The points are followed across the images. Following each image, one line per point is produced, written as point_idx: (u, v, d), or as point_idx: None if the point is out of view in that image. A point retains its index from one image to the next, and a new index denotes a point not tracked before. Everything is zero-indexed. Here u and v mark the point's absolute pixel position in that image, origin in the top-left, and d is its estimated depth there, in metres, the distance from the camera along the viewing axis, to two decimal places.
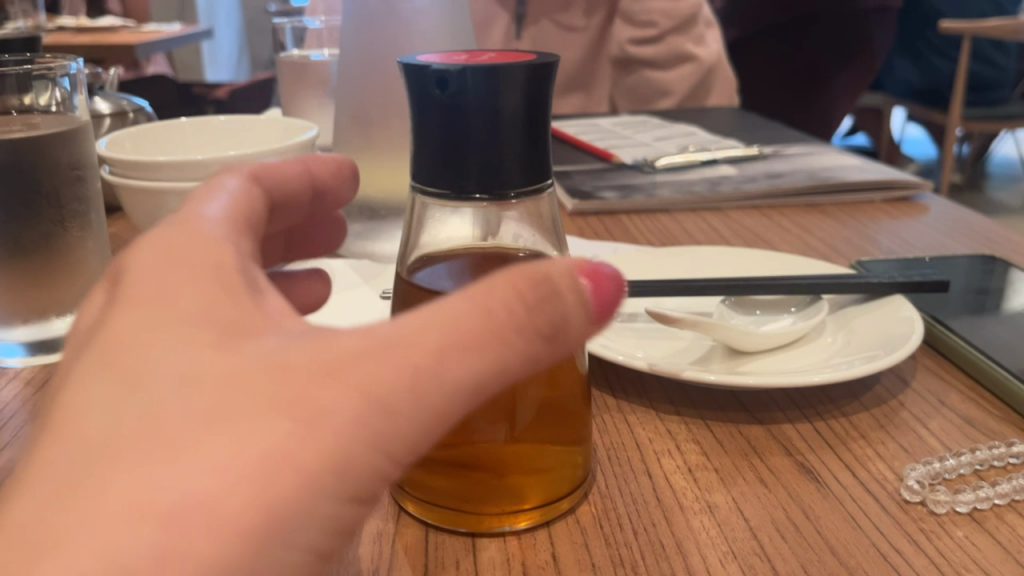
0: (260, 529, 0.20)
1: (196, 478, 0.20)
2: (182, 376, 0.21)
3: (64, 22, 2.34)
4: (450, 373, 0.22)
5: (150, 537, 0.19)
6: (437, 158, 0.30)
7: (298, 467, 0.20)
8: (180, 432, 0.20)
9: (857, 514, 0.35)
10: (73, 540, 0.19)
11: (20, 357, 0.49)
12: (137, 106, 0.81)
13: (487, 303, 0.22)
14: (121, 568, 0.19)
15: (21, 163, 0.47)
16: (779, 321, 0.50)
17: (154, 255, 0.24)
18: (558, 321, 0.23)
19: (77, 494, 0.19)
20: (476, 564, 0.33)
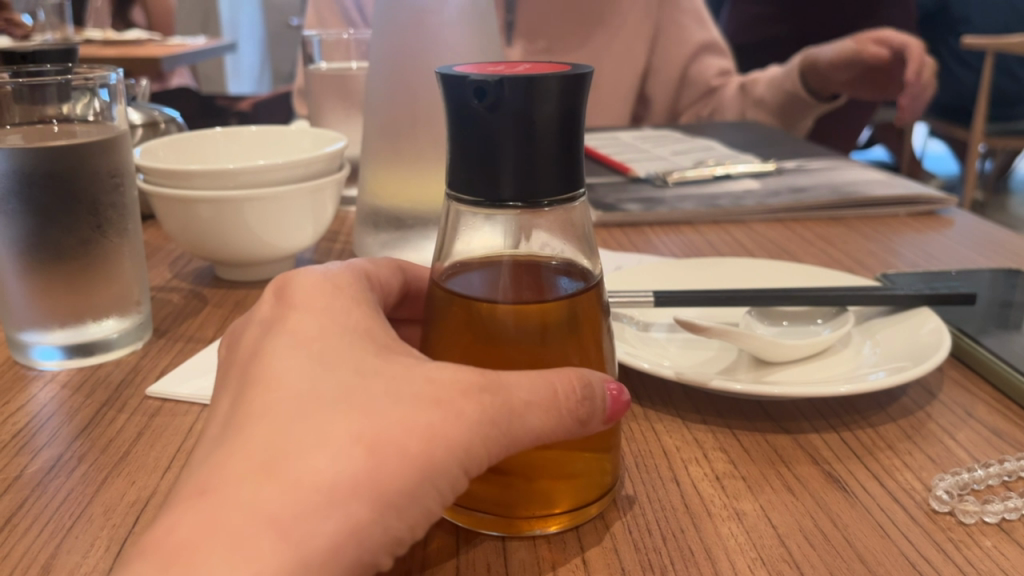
0: (412, 484, 0.26)
1: (378, 432, 0.26)
2: (353, 371, 0.28)
3: (91, 35, 2.37)
4: (531, 421, 0.28)
5: (344, 465, 0.25)
6: (472, 166, 0.31)
7: (440, 444, 0.27)
8: (359, 403, 0.27)
9: (886, 523, 0.35)
10: (292, 459, 0.25)
11: (58, 361, 0.50)
12: (169, 117, 0.83)
13: (556, 382, 0.29)
14: (327, 488, 0.25)
15: (63, 172, 0.48)
16: (805, 332, 0.50)
17: (316, 302, 0.32)
18: (589, 412, 0.30)
19: (292, 437, 0.26)
20: (507, 567, 0.33)
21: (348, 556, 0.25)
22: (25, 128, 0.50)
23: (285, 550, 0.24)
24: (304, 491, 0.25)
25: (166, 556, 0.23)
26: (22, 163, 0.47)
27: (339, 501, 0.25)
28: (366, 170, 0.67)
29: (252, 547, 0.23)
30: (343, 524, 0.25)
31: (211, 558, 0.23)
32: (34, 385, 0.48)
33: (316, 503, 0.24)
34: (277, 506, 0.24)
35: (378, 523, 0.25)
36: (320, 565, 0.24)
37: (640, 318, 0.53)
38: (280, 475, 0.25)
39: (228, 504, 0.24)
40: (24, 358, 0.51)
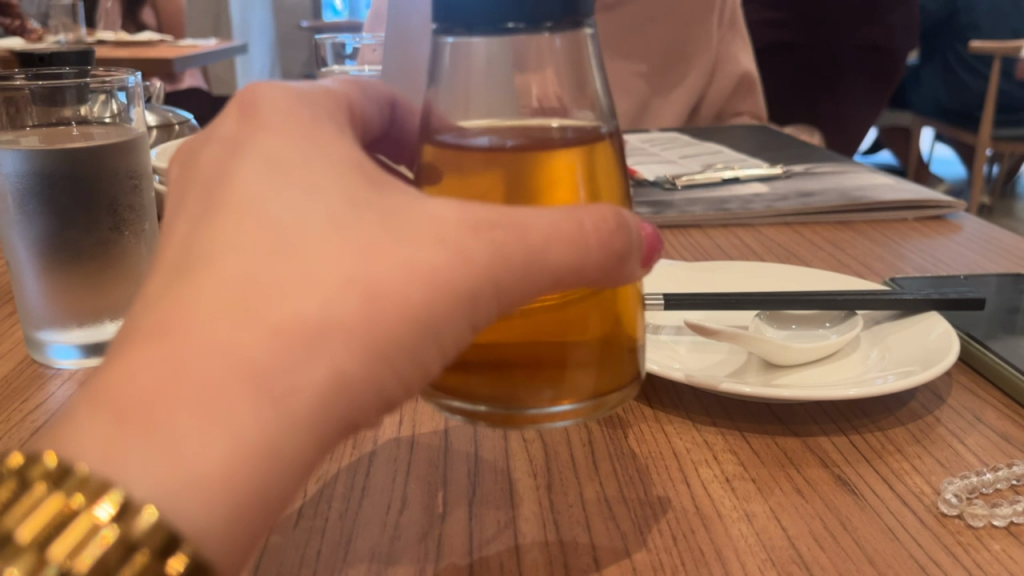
0: (404, 328, 0.26)
1: (370, 272, 0.25)
2: (340, 195, 0.27)
3: (102, 36, 2.38)
4: (551, 255, 0.28)
5: (331, 309, 0.25)
6: (468, 1, 0.29)
7: (437, 291, 0.26)
8: (349, 236, 0.26)
9: (896, 527, 0.36)
10: (272, 298, 0.24)
11: (75, 360, 0.51)
12: (183, 118, 0.83)
13: (580, 217, 0.28)
14: (313, 335, 0.24)
15: (81, 173, 0.49)
16: (814, 336, 0.50)
17: (287, 118, 0.30)
18: (620, 251, 0.29)
19: (270, 271, 0.25)
20: (520, 566, 0.34)
21: (330, 411, 0.25)
22: (43, 128, 0.51)
23: (263, 405, 0.24)
24: (286, 337, 0.24)
25: (132, 407, 0.23)
26: (42, 163, 0.48)
27: (324, 346, 0.25)
28: None
29: (230, 405, 0.23)
30: (325, 378, 0.25)
31: (182, 409, 0.23)
32: (52, 383, 0.49)
33: (298, 351, 0.24)
34: (261, 358, 0.24)
35: (366, 366, 0.26)
36: (298, 419, 0.24)
37: (650, 321, 0.53)
38: (259, 315, 0.24)
39: (200, 343, 0.23)
40: (41, 355, 0.51)
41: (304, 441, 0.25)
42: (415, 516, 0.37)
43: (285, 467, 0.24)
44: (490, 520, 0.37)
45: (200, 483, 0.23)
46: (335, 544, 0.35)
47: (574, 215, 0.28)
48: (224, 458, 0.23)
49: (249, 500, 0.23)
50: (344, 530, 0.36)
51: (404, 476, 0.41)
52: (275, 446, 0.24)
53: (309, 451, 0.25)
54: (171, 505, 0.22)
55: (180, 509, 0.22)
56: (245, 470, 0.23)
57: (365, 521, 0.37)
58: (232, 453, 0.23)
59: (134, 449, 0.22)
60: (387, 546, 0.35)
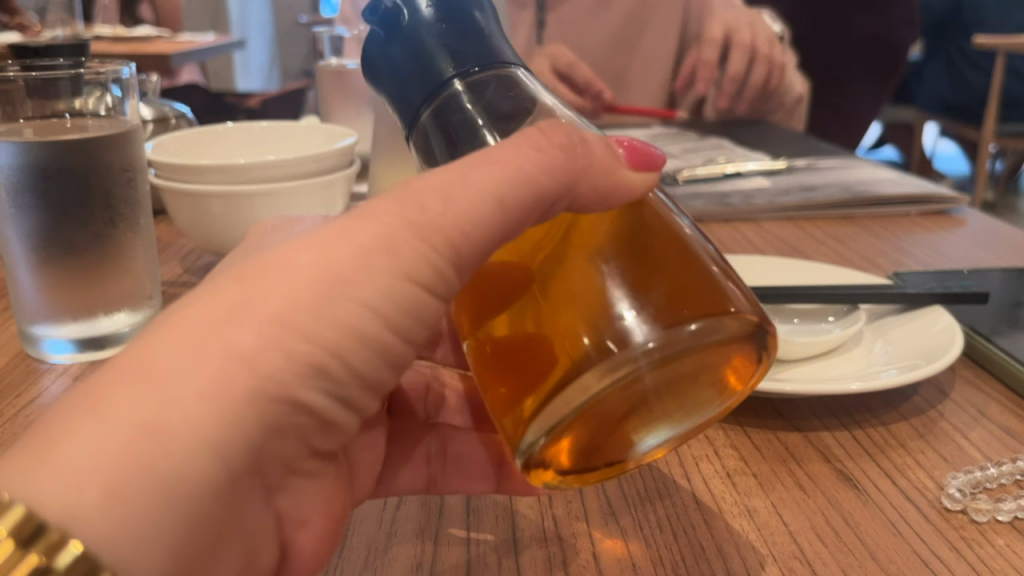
0: (308, 299, 0.27)
1: (261, 271, 0.27)
2: (265, 247, 0.30)
3: (101, 31, 2.37)
4: (481, 176, 0.28)
5: (224, 298, 0.26)
6: (409, 76, 0.32)
7: (339, 252, 0.27)
8: (254, 257, 0.28)
9: (899, 521, 0.35)
10: (172, 316, 0.26)
11: (69, 354, 0.51)
12: (180, 113, 0.83)
13: (516, 139, 0.29)
14: (206, 327, 0.26)
15: (76, 166, 0.48)
16: (817, 329, 0.50)
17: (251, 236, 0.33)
18: (567, 142, 0.29)
19: (178, 304, 0.27)
20: (518, 561, 0.33)
21: (232, 387, 0.25)
22: (37, 121, 0.51)
23: (151, 391, 0.25)
24: (180, 331, 0.26)
25: (43, 428, 0.24)
26: (36, 157, 0.47)
27: (218, 331, 0.26)
28: (376, 166, 0.67)
29: (122, 398, 0.24)
30: (219, 353, 0.25)
31: (76, 417, 0.24)
32: (46, 377, 0.49)
33: (189, 338, 0.25)
34: (156, 357, 0.25)
35: (269, 342, 0.26)
36: (192, 398, 0.25)
37: None
38: (156, 330, 0.26)
39: (106, 366, 0.26)
40: (35, 350, 0.51)
41: (204, 423, 0.25)
42: (411, 512, 0.37)
43: (183, 453, 0.25)
44: (487, 516, 0.36)
45: (84, 473, 0.23)
46: None
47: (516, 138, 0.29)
48: (106, 444, 0.24)
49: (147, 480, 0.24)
50: None
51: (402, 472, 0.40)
52: (166, 427, 0.24)
53: (216, 435, 0.25)
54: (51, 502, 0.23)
55: (64, 500, 0.23)
56: (140, 454, 0.24)
57: (361, 516, 0.36)
58: (117, 440, 0.24)
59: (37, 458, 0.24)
60: (383, 541, 0.35)
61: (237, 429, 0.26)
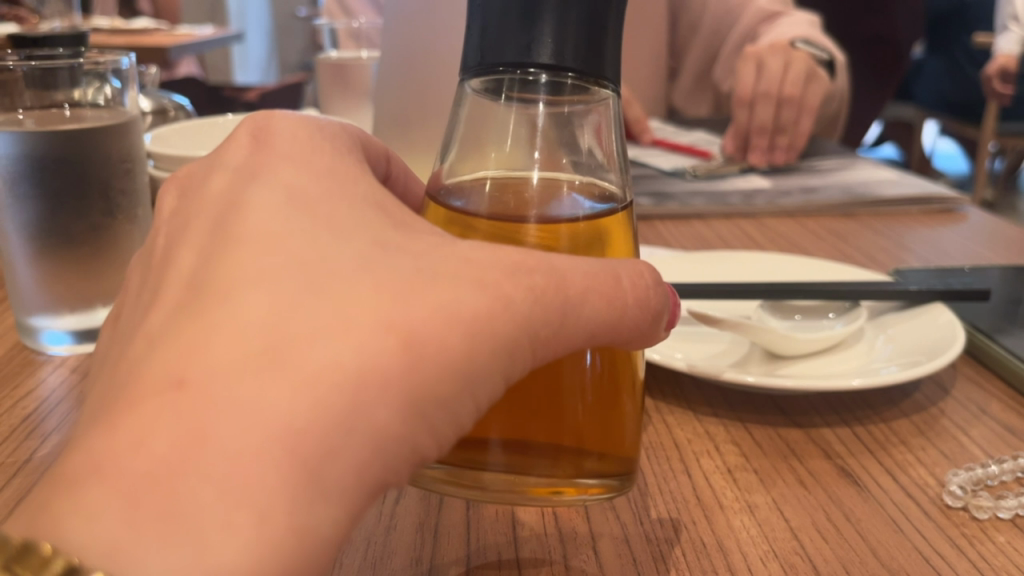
0: (447, 381, 0.23)
1: (410, 320, 0.22)
2: (366, 237, 0.24)
3: (98, 23, 2.35)
4: (586, 314, 0.25)
5: (374, 357, 0.21)
6: (496, 37, 0.28)
7: (481, 340, 0.23)
8: (387, 282, 0.23)
9: (901, 519, 0.35)
10: (303, 349, 0.21)
11: (68, 346, 0.50)
12: (178, 104, 0.83)
13: (619, 272, 0.26)
14: (351, 390, 0.21)
15: (75, 157, 0.48)
16: (818, 326, 0.49)
17: (307, 156, 0.28)
18: (659, 309, 0.27)
19: (302, 320, 0.22)
20: (518, 555, 0.33)
21: (371, 479, 0.21)
22: (37, 111, 0.50)
23: (294, 477, 0.20)
24: (325, 394, 0.21)
25: (139, 486, 0.19)
26: (32, 147, 0.47)
27: (366, 409, 0.21)
28: None
29: (254, 476, 0.19)
30: (367, 436, 0.21)
31: (194, 489, 0.19)
32: (44, 369, 0.49)
33: (339, 410, 0.21)
34: (300, 429, 0.20)
35: (406, 432, 0.22)
36: (334, 491, 0.21)
37: None
38: (289, 371, 0.21)
39: (222, 411, 0.20)
40: (34, 342, 0.51)
41: (344, 521, 0.21)
42: (410, 506, 0.37)
43: (321, 557, 0.20)
44: (487, 512, 0.36)
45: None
46: None
47: (621, 278, 0.26)
48: (242, 544, 0.19)
49: None
50: None
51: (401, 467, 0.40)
52: (307, 527, 0.20)
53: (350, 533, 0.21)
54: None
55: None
56: (279, 557, 0.19)
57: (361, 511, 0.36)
58: (260, 540, 0.19)
59: (150, 542, 0.18)
60: (382, 535, 0.35)
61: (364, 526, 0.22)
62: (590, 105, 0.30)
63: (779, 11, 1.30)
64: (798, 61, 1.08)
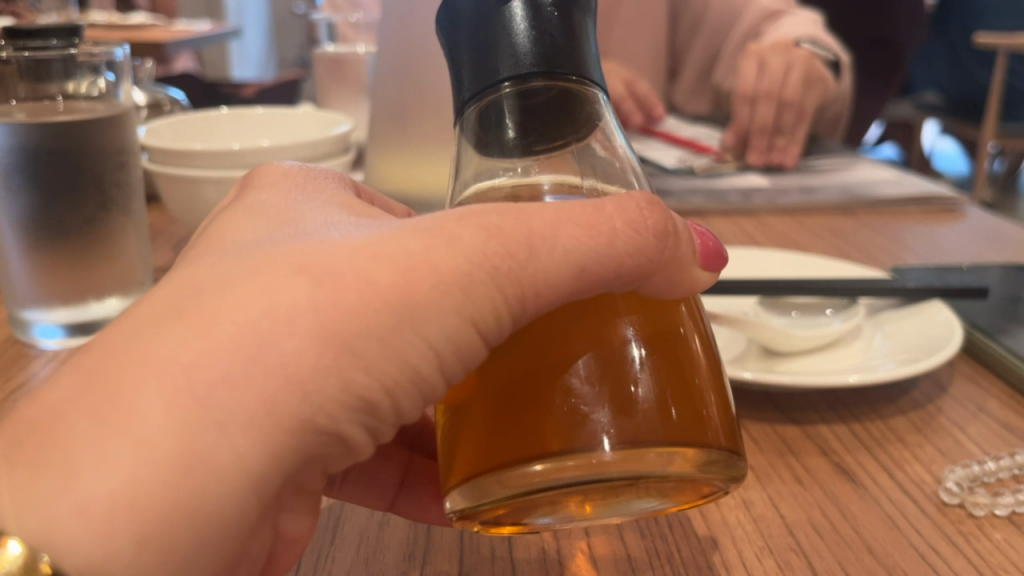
0: (380, 316, 0.23)
1: (322, 259, 0.23)
2: (316, 220, 0.26)
3: (95, 18, 2.34)
4: (562, 239, 0.24)
5: (282, 297, 0.22)
6: (487, 53, 0.27)
7: (419, 277, 0.23)
8: (311, 241, 0.24)
9: (896, 515, 0.35)
10: (210, 295, 0.23)
11: (59, 340, 0.50)
12: (175, 99, 0.82)
13: (600, 203, 0.25)
14: (253, 326, 0.22)
15: (68, 149, 0.48)
16: (815, 322, 0.49)
17: (279, 178, 0.30)
18: (660, 227, 0.25)
19: (215, 272, 0.24)
20: (512, 551, 0.33)
21: (280, 411, 0.22)
22: (30, 103, 0.50)
23: (179, 408, 0.21)
24: (222, 332, 0.22)
25: (41, 430, 0.22)
26: (26, 138, 0.46)
27: (270, 341, 0.22)
28: (374, 155, 0.66)
29: (136, 407, 0.21)
30: (272, 367, 0.22)
31: (81, 424, 0.21)
32: (36, 363, 0.48)
33: (234, 345, 0.22)
34: (194, 363, 0.22)
35: (329, 368, 0.23)
36: (234, 420, 0.21)
37: None
38: (190, 315, 0.22)
39: (120, 355, 0.22)
40: (27, 336, 0.51)
41: (245, 452, 0.22)
42: None
43: (219, 484, 0.22)
44: None
45: (89, 506, 0.21)
46: (322, 527, 0.34)
47: (604, 206, 0.25)
48: (125, 468, 0.21)
49: (163, 514, 0.21)
50: (332, 514, 0.35)
51: None
52: (202, 453, 0.21)
53: (253, 464, 0.22)
54: (46, 536, 0.21)
55: (65, 540, 0.21)
56: (166, 476, 0.21)
57: (354, 506, 0.36)
58: (139, 466, 0.21)
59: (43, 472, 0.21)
60: (375, 530, 0.34)
61: (280, 455, 0.22)
62: (587, 126, 0.30)
63: (777, 10, 1.30)
64: (797, 60, 1.07)
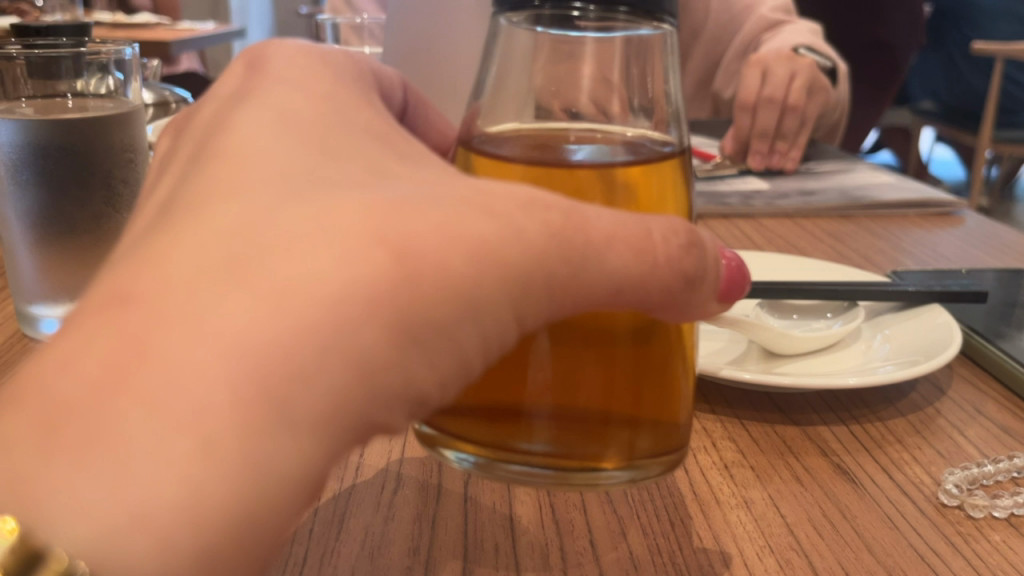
0: (448, 309, 0.22)
1: (404, 233, 0.21)
2: (361, 164, 0.24)
3: (101, 17, 2.36)
4: (611, 262, 0.24)
5: (360, 268, 0.20)
6: None
7: (490, 260, 0.22)
8: (379, 199, 0.22)
9: (894, 516, 0.35)
10: (273, 257, 0.20)
11: None
12: (181, 97, 0.83)
13: (650, 227, 0.24)
14: (332, 303, 0.20)
15: (77, 146, 0.48)
16: (814, 326, 0.50)
17: (289, 70, 0.28)
18: (693, 271, 0.25)
19: (273, 225, 0.21)
20: (515, 547, 0.33)
21: (348, 409, 0.21)
22: (39, 100, 0.50)
23: (246, 398, 0.19)
24: (296, 310, 0.20)
25: (69, 411, 0.18)
26: (34, 135, 0.47)
27: (347, 326, 0.20)
28: None
29: (197, 390, 0.19)
30: (346, 357, 0.20)
31: (128, 408, 0.18)
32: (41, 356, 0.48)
33: (311, 326, 0.20)
34: (264, 348, 0.19)
35: (397, 362, 0.21)
36: (306, 418, 0.20)
37: None
38: (255, 280, 0.20)
39: (172, 328, 0.19)
40: (34, 331, 0.51)
41: (306, 453, 0.20)
42: (408, 498, 0.37)
43: (285, 489, 0.20)
44: (485, 503, 0.36)
45: (149, 517, 0.18)
46: (328, 522, 0.35)
47: (653, 233, 0.24)
48: (190, 471, 0.18)
49: (229, 527, 0.19)
50: (337, 508, 0.36)
51: (398, 457, 0.40)
52: (270, 459, 0.19)
53: (313, 465, 0.20)
54: (87, 546, 0.18)
55: (121, 560, 0.18)
56: (236, 481, 0.19)
57: (359, 501, 0.36)
58: (204, 467, 0.18)
59: (87, 471, 0.18)
60: (381, 526, 0.35)
61: (333, 452, 0.21)
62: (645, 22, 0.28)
63: (777, 17, 1.32)
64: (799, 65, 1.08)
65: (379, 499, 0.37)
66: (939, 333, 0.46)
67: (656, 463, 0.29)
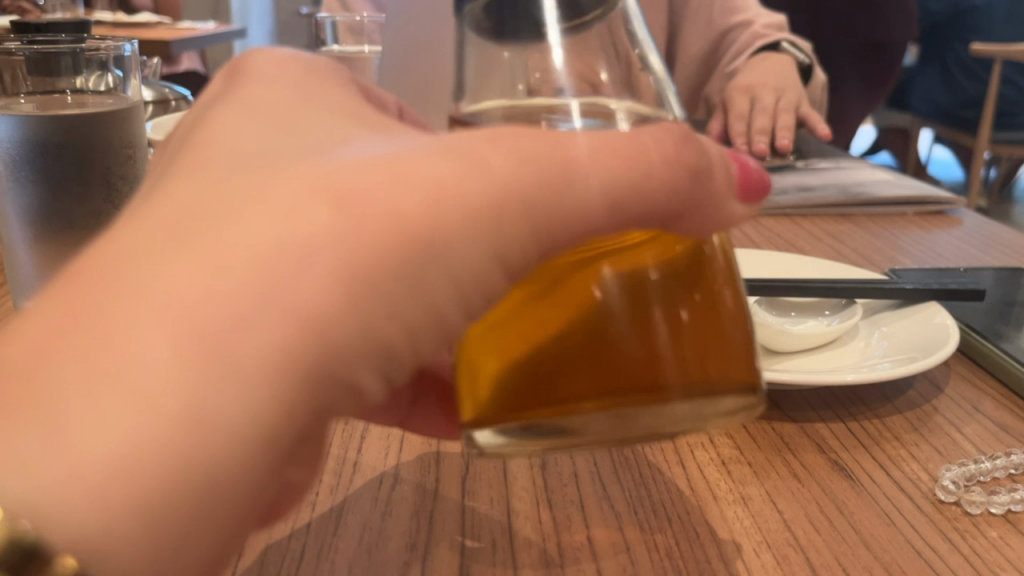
0: None
1: (353, 196, 0.22)
2: (322, 138, 0.25)
3: (102, 16, 2.36)
4: (600, 173, 0.24)
5: (303, 230, 0.21)
6: None
7: (449, 211, 0.23)
8: (355, 179, 0.22)
9: (892, 512, 0.35)
10: (217, 226, 0.21)
11: None
12: (181, 95, 0.83)
13: (644, 143, 0.25)
14: (262, 256, 0.21)
15: (75, 142, 0.48)
16: (811, 323, 0.50)
17: (270, 69, 0.29)
18: (694, 162, 0.26)
19: (225, 201, 0.22)
20: (512, 543, 0.33)
21: (297, 365, 0.21)
22: (39, 96, 0.50)
23: (188, 353, 0.20)
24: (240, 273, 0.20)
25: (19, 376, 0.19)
26: (33, 132, 0.47)
27: (287, 286, 0.21)
28: None
29: (132, 348, 0.19)
30: (293, 314, 0.21)
31: (68, 366, 0.19)
32: None
33: (251, 284, 0.20)
34: (213, 313, 0.20)
35: None
36: (249, 370, 0.20)
37: None
38: (204, 250, 0.21)
39: (116, 291, 0.20)
40: None
41: (253, 411, 0.20)
42: (405, 493, 0.37)
43: (232, 446, 0.20)
44: (482, 498, 0.37)
45: (83, 467, 0.19)
46: (325, 515, 0.35)
47: (643, 136, 0.25)
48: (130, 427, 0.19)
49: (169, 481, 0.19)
50: (334, 502, 0.36)
51: (396, 452, 0.40)
52: (213, 414, 0.20)
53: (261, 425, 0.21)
54: (29, 503, 0.19)
55: (57, 511, 0.19)
56: (180, 437, 0.19)
57: (356, 496, 0.36)
58: (145, 421, 0.19)
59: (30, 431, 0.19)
60: (378, 521, 0.35)
61: None
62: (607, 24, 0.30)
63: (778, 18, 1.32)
64: None
65: (375, 494, 0.37)
66: (935, 331, 0.46)
67: (711, 395, 0.27)
